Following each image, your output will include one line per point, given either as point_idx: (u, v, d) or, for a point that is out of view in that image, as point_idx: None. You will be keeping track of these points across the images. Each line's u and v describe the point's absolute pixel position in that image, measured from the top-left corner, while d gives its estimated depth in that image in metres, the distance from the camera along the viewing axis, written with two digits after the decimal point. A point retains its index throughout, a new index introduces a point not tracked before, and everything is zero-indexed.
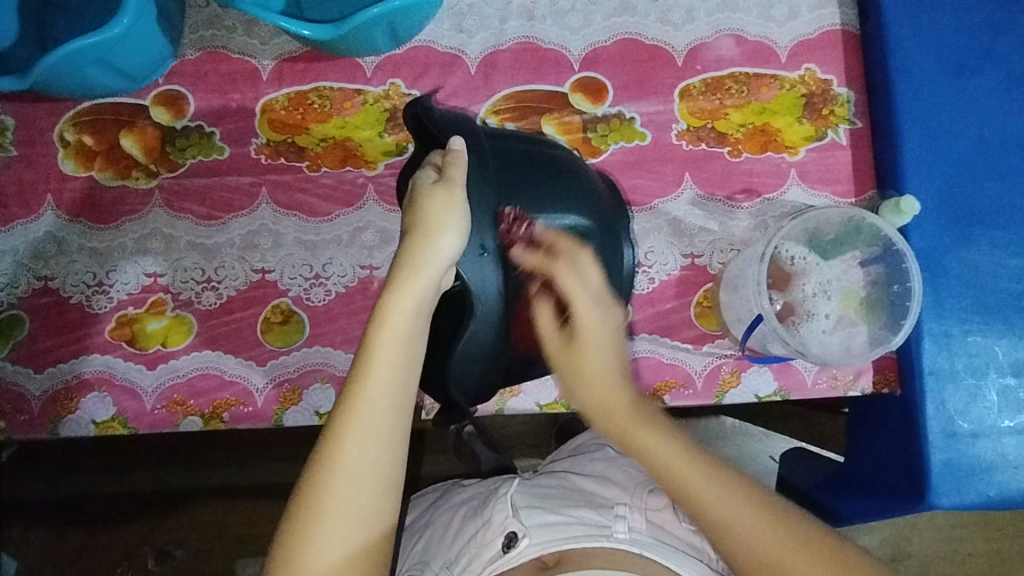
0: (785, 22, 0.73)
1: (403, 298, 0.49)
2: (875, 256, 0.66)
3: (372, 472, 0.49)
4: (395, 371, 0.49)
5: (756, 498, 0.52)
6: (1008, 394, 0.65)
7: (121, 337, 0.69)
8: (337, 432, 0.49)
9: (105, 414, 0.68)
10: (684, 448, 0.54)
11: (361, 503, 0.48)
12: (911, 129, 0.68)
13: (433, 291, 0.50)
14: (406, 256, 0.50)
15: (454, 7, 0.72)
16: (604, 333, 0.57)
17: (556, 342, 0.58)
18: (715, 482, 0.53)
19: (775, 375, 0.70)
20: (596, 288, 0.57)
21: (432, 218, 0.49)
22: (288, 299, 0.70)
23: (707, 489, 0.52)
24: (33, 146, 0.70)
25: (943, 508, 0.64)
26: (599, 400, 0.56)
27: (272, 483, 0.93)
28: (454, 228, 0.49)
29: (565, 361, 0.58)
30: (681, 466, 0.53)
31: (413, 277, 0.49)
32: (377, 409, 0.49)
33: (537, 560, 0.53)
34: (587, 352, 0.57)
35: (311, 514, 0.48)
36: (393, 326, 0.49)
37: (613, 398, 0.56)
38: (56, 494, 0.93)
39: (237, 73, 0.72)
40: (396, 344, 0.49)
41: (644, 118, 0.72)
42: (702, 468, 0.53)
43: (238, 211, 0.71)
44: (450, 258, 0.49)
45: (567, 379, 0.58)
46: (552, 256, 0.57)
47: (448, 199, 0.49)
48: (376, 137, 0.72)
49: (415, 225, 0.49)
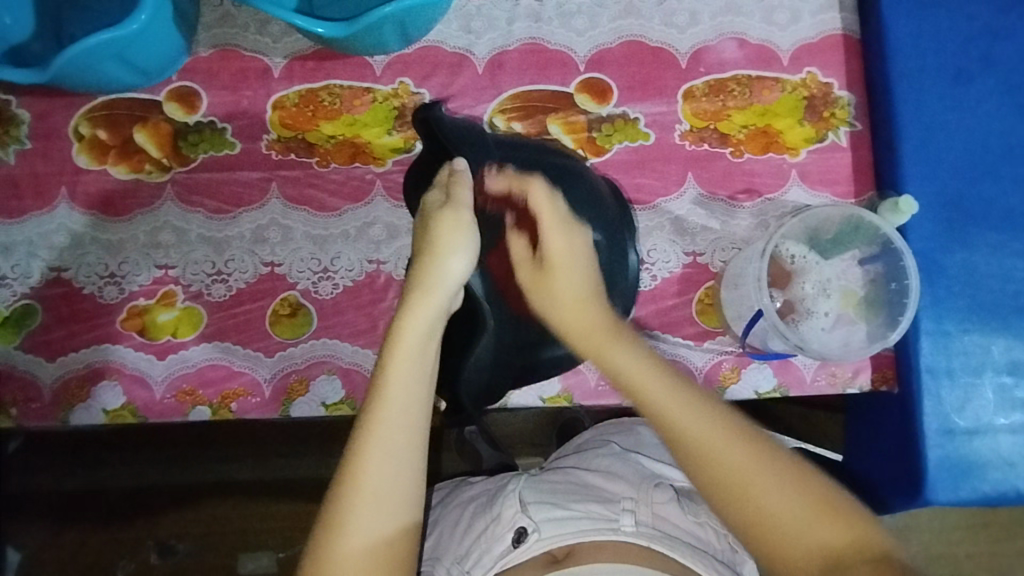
0: (787, 26, 0.75)
1: (416, 317, 0.53)
2: (873, 255, 0.68)
3: (396, 481, 0.50)
4: (412, 387, 0.51)
5: (745, 426, 0.51)
6: (1004, 392, 0.66)
7: (131, 327, 0.70)
8: (361, 446, 0.50)
9: (114, 403, 0.69)
10: (658, 366, 0.53)
11: (389, 510, 0.49)
12: (911, 133, 0.69)
13: (443, 312, 0.54)
14: (416, 280, 0.54)
15: (463, 8, 0.74)
16: (574, 254, 0.56)
17: (529, 263, 0.58)
18: (699, 404, 0.51)
19: (775, 371, 0.71)
20: (564, 211, 0.57)
21: (443, 241, 0.54)
22: (297, 291, 0.71)
23: (695, 411, 0.50)
24: (48, 139, 0.72)
25: (940, 503, 0.65)
26: (569, 320, 0.55)
27: (276, 477, 0.94)
28: (460, 250, 0.54)
29: (535, 284, 0.57)
30: (642, 376, 0.52)
31: (425, 298, 0.53)
32: (398, 422, 0.51)
33: (547, 553, 0.55)
34: (556, 268, 0.56)
35: (339, 527, 0.48)
36: (410, 340, 0.52)
37: (583, 315, 0.55)
38: (61, 486, 0.94)
39: (248, 70, 0.73)
40: (412, 360, 0.52)
41: (648, 118, 0.74)
42: (683, 394, 0.51)
43: (247, 205, 0.72)
44: (456, 279, 0.54)
45: (537, 303, 0.57)
46: (518, 177, 0.59)
47: (455, 220, 0.54)
48: (384, 134, 0.73)
49: (426, 249, 0.54)
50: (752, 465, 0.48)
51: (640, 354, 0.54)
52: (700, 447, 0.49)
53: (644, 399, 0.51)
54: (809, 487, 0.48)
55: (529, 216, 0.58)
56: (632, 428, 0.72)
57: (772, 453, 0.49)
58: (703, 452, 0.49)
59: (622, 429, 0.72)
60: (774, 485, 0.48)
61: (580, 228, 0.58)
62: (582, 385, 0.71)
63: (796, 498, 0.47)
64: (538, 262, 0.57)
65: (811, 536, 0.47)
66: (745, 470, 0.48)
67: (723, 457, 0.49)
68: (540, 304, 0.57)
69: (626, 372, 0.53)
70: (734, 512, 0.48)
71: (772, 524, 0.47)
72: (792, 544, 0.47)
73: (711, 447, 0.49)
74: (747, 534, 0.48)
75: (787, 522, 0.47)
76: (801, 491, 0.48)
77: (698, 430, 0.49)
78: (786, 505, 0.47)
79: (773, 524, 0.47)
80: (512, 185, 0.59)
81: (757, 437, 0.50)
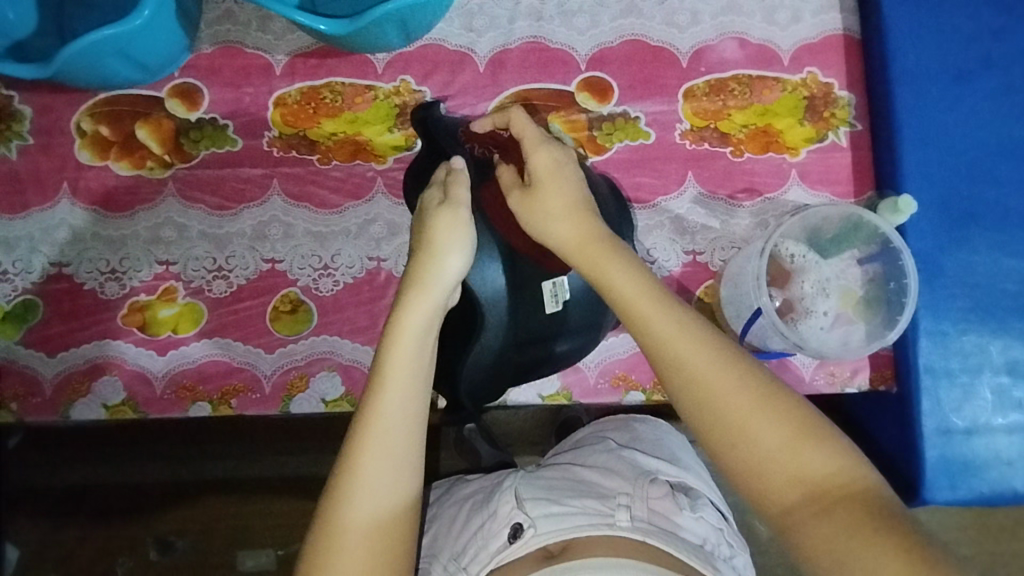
0: (787, 26, 0.75)
1: (412, 316, 0.53)
2: (872, 254, 0.68)
3: (393, 476, 0.50)
4: (409, 382, 0.51)
5: (733, 349, 0.49)
6: (1002, 392, 0.66)
7: (132, 323, 0.70)
8: (359, 441, 0.50)
9: (115, 398, 0.69)
10: (650, 286, 0.51)
11: (386, 505, 0.50)
12: (910, 134, 0.69)
13: (441, 309, 0.54)
14: (413, 277, 0.54)
15: (465, 7, 0.74)
16: (563, 177, 0.56)
17: (517, 187, 0.57)
18: (688, 325, 0.49)
19: (773, 371, 0.71)
20: (548, 138, 0.58)
21: (440, 239, 0.54)
22: (297, 288, 0.71)
23: (684, 333, 0.49)
24: (50, 134, 0.72)
25: (938, 503, 0.65)
26: (561, 240, 0.55)
27: (275, 474, 0.94)
28: (457, 248, 0.54)
29: (522, 205, 0.56)
30: (631, 295, 0.51)
31: (423, 293, 0.53)
32: (396, 417, 0.51)
33: (543, 549, 0.55)
34: (544, 188, 0.55)
35: (338, 521, 0.49)
36: (408, 337, 0.52)
37: (574, 235, 0.54)
38: (61, 482, 0.94)
39: (250, 67, 0.73)
40: (410, 356, 0.52)
41: (648, 117, 0.74)
42: (677, 316, 0.50)
43: (248, 201, 0.72)
44: (454, 277, 0.54)
45: (527, 222, 0.56)
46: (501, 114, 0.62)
47: (453, 219, 0.55)
48: (386, 131, 0.73)
49: (424, 247, 0.55)
50: (734, 386, 0.47)
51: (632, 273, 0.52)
52: (687, 368, 0.48)
53: (633, 319, 0.51)
54: (797, 416, 0.47)
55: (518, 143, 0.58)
56: (629, 425, 0.72)
57: (758, 377, 0.48)
58: (687, 372, 0.48)
59: (619, 425, 0.73)
60: (756, 410, 0.47)
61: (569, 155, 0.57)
62: (582, 383, 0.71)
63: (781, 425, 0.46)
64: (525, 185, 0.56)
65: (787, 461, 0.46)
66: (728, 392, 0.47)
67: (706, 380, 0.48)
68: (529, 224, 0.56)
69: (615, 290, 0.52)
70: (713, 433, 0.47)
71: (749, 444, 0.46)
72: (765, 468, 0.46)
73: (700, 370, 0.48)
74: (724, 455, 0.47)
75: (762, 447, 0.46)
76: (783, 417, 0.46)
77: (686, 352, 0.48)
78: (763, 429, 0.46)
79: (750, 445, 0.46)
80: (495, 123, 0.63)
81: (745, 362, 0.49)
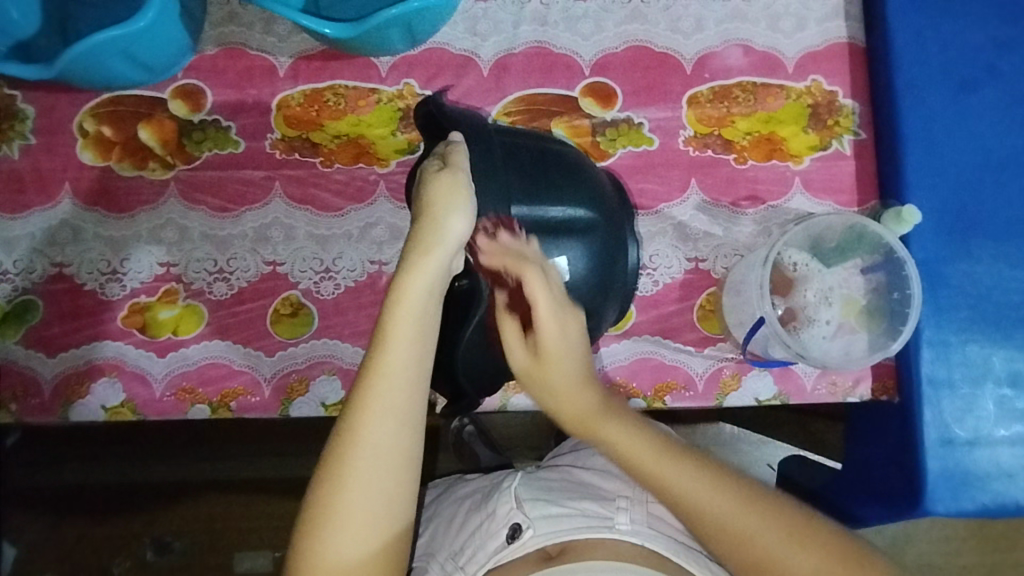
0: (792, 33, 0.75)
1: (415, 280, 0.48)
2: (876, 264, 0.68)
3: (392, 448, 0.50)
4: (410, 350, 0.49)
5: (728, 482, 0.55)
6: (1004, 403, 0.66)
7: (131, 325, 0.70)
8: (359, 409, 0.49)
9: (114, 400, 0.69)
10: (649, 441, 0.56)
11: (382, 475, 0.50)
12: (914, 143, 0.69)
13: (444, 273, 0.49)
14: (414, 241, 0.49)
15: (469, 10, 0.74)
16: (568, 346, 0.54)
17: (522, 355, 0.55)
18: (692, 475, 0.55)
19: (775, 379, 0.71)
20: (559, 294, 0.52)
21: (439, 203, 0.47)
22: (298, 291, 0.71)
23: (689, 485, 0.55)
24: (52, 134, 0.72)
25: (939, 514, 0.65)
26: (566, 406, 0.56)
27: (273, 476, 0.94)
28: (460, 209, 0.48)
29: (531, 373, 0.55)
30: (639, 458, 0.56)
31: (424, 260, 0.48)
32: (396, 385, 0.49)
33: (541, 550, 0.55)
34: (552, 362, 0.54)
35: (336, 490, 0.49)
36: (409, 303, 0.49)
37: (578, 397, 0.56)
38: (59, 482, 0.94)
39: (254, 69, 0.73)
40: (411, 323, 0.49)
41: (652, 124, 0.74)
42: (686, 469, 0.55)
43: (250, 204, 0.72)
44: (458, 239, 0.48)
45: (534, 390, 0.56)
46: (516, 257, 0.51)
47: (453, 182, 0.47)
48: (389, 135, 0.73)
49: (423, 211, 0.48)
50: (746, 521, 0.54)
51: (632, 432, 0.57)
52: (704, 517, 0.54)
53: (647, 479, 0.55)
54: (806, 536, 0.54)
55: (522, 297, 0.53)
56: None
57: (759, 502, 0.55)
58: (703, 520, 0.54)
59: None
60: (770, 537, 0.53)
61: (574, 311, 0.54)
62: None
63: (799, 548, 0.53)
64: (531, 351, 0.54)
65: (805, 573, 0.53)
66: (742, 530, 0.54)
67: (723, 526, 0.54)
68: (537, 390, 0.56)
69: (624, 453, 0.56)
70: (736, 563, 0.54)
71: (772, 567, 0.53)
72: None
73: (720, 520, 0.54)
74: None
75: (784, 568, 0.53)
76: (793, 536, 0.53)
77: (699, 505, 0.54)
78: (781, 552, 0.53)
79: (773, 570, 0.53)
80: (505, 264, 0.51)
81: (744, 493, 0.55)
